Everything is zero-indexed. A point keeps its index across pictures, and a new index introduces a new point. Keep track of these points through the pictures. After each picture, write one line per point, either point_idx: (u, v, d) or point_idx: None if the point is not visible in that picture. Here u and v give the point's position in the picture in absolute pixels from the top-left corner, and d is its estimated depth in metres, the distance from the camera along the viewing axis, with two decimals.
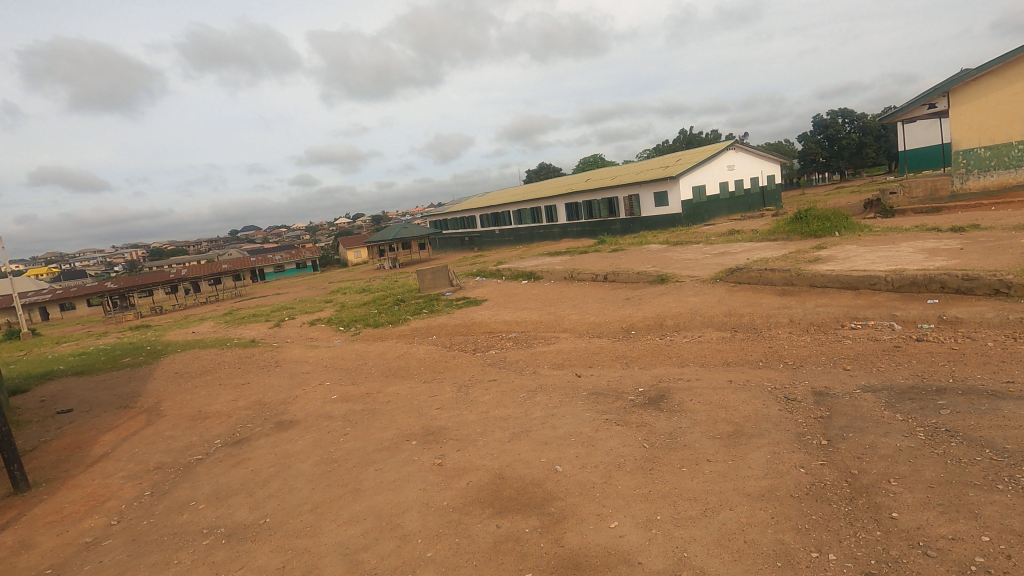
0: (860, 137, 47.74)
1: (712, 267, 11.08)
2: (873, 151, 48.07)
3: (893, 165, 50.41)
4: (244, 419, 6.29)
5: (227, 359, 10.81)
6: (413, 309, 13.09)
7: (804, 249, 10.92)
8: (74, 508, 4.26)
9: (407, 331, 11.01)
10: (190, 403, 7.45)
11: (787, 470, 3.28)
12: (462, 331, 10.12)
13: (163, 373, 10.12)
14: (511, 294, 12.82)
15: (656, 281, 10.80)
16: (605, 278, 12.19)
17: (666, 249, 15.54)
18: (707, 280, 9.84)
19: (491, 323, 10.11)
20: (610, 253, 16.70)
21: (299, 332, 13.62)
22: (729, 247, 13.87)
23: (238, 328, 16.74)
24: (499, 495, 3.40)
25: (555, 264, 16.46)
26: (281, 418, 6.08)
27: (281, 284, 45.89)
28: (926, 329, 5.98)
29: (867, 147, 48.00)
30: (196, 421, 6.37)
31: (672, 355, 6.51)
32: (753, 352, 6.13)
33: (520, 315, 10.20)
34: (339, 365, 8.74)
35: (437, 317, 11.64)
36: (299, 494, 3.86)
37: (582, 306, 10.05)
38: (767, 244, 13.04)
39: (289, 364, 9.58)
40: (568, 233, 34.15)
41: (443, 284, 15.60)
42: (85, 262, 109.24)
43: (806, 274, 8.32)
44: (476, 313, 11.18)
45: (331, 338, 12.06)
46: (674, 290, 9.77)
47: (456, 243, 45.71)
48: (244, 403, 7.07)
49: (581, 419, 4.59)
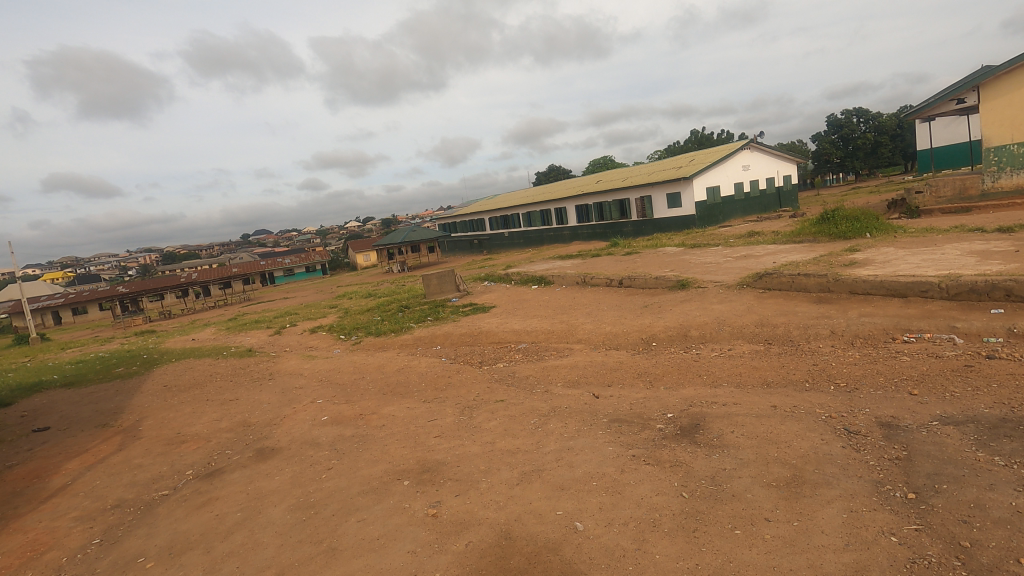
0: (876, 137, 46.65)
1: (736, 271, 10.35)
2: (888, 151, 47.06)
3: (908, 166, 49.42)
4: (223, 445, 5.65)
5: (220, 371, 10.23)
6: (417, 316, 12.46)
7: (835, 253, 10.13)
8: (6, 562, 3.63)
9: (410, 341, 10.35)
10: (171, 423, 6.82)
11: (874, 539, 2.56)
12: (468, 342, 9.44)
13: (151, 386, 9.54)
14: (520, 300, 12.17)
15: (676, 286, 10.06)
16: (620, 283, 11.49)
17: (683, 252, 14.80)
18: (733, 286, 9.09)
19: (499, 333, 9.41)
20: (623, 256, 16.01)
21: (298, 341, 13.04)
22: (752, 250, 13.10)
23: (239, 335, 16.22)
24: (505, 566, 2.71)
25: (566, 267, 15.81)
26: (263, 444, 5.44)
27: (290, 288, 45.71)
28: (995, 344, 5.22)
29: (883, 147, 46.78)
30: (170, 447, 5.75)
31: (701, 372, 5.79)
32: (795, 369, 5.39)
33: (530, 324, 9.50)
34: (335, 380, 8.09)
35: (443, 326, 10.98)
36: (265, 552, 3.20)
37: (597, 314, 9.33)
38: (792, 247, 12.25)
39: (282, 377, 8.97)
40: (578, 235, 33.46)
41: (450, 289, 14.96)
42: (99, 266, 110.07)
43: (845, 279, 7.53)
44: (483, 322, 10.50)
45: (330, 347, 11.44)
46: (697, 297, 9.00)
47: (466, 246, 45.04)
48: (227, 424, 6.43)
49: (602, 455, 3.89)
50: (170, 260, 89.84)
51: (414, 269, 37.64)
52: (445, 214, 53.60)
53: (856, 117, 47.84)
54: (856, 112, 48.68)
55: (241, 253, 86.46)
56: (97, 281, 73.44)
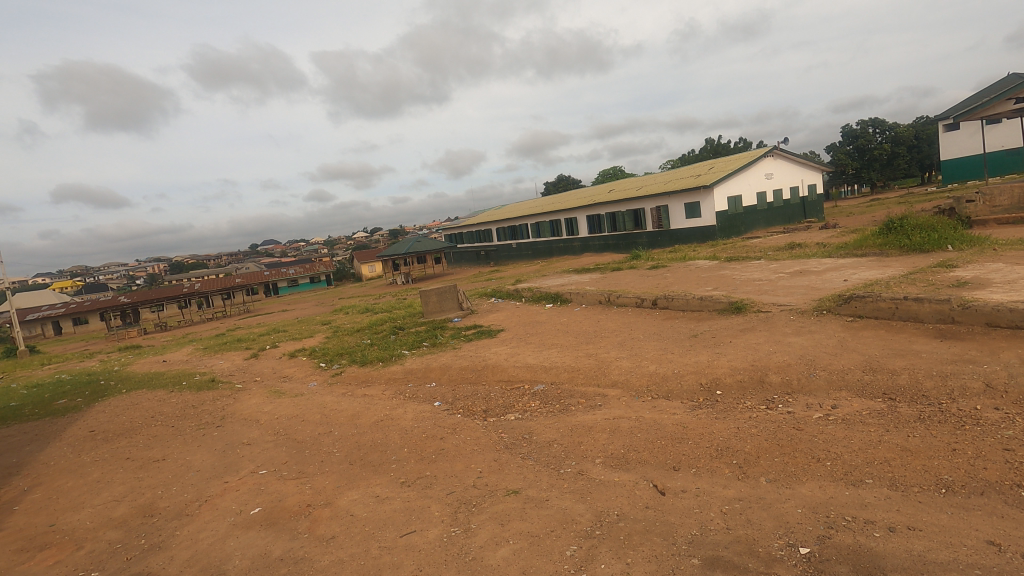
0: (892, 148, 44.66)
1: (800, 292, 8.42)
2: (904, 162, 45.41)
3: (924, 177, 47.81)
4: (95, 559, 3.75)
5: (168, 410, 8.38)
6: (412, 340, 10.58)
7: (924, 270, 8.18)
8: None
9: (400, 375, 8.46)
10: (57, 503, 4.94)
11: None
12: (469, 379, 7.53)
13: (76, 431, 7.70)
14: (534, 322, 10.31)
15: (729, 310, 8.14)
16: (654, 303, 9.58)
17: (719, 266, 12.90)
18: (807, 312, 7.15)
19: (507, 367, 7.51)
20: (649, 271, 14.11)
21: (274, 368, 11.22)
22: (804, 265, 11.17)
23: (216, 357, 14.43)
24: None
25: (584, 282, 13.93)
26: (147, 565, 3.54)
27: (291, 300, 44.20)
28: None
29: (900, 158, 45.13)
30: (19, 559, 3.86)
31: (817, 451, 3.82)
32: (981, 458, 3.40)
33: (548, 357, 7.59)
34: (293, 432, 6.19)
35: (441, 355, 9.07)
36: None
37: (632, 346, 7.41)
38: (856, 262, 10.32)
39: (236, 424, 7.09)
40: (590, 246, 31.65)
41: (452, 308, 13.08)
42: (105, 277, 109.35)
43: (979, 308, 5.51)
44: (489, 351, 8.59)
45: (307, 378, 9.61)
46: (763, 327, 7.05)
47: (473, 258, 43.21)
48: (126, 510, 4.54)
49: None
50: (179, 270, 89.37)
51: (418, 281, 35.98)
52: (449, 225, 51.98)
53: (872, 128, 45.91)
54: (872, 125, 46.63)
55: (248, 263, 85.63)
56: (104, 291, 73.07)
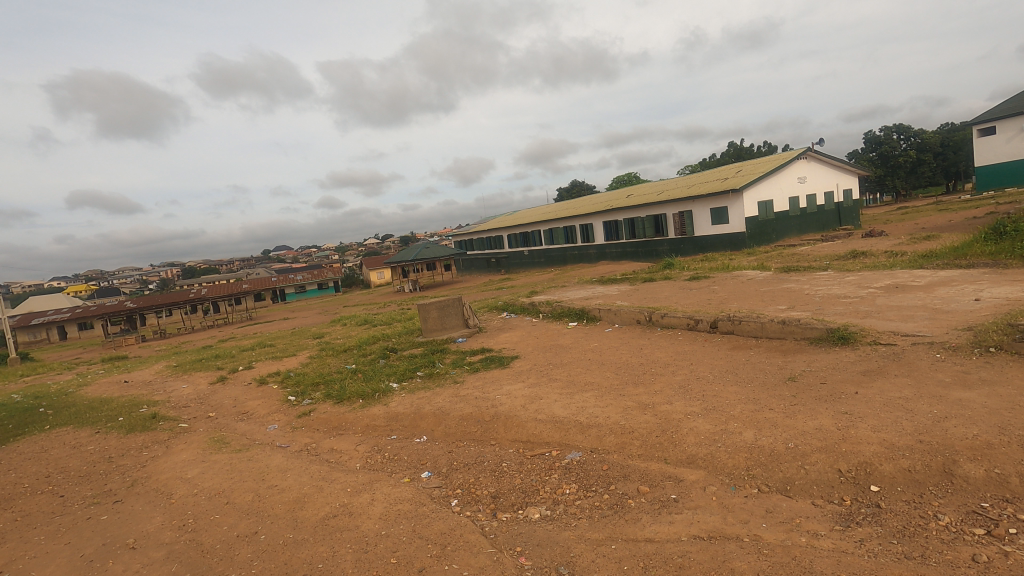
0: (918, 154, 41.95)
1: (920, 316, 6.21)
2: (930, 169, 42.53)
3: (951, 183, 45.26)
4: None
5: (73, 464, 6.31)
6: (405, 367, 8.49)
7: None
8: None
9: (380, 421, 6.36)
10: None
11: None
12: (472, 435, 5.37)
13: None
14: (555, 347, 8.21)
15: (831, 341, 5.93)
16: (714, 326, 7.43)
17: (776, 278, 10.72)
18: (962, 351, 4.92)
19: (525, 421, 5.34)
20: (689, 282, 11.96)
21: (237, 399, 9.10)
22: (891, 278, 8.96)
23: (181, 379, 12.33)
24: None
25: (612, 295, 11.79)
26: None
27: (295, 307, 42.46)
28: None
29: (924, 166, 42.34)
30: None
31: None
32: None
33: (582, 405, 5.44)
34: (205, 528, 4.08)
35: (437, 392, 6.95)
36: None
37: (703, 392, 5.25)
38: (963, 276, 8.10)
39: (140, 498, 5.00)
40: (607, 254, 29.53)
41: (454, 326, 11.00)
42: (120, 280, 109.21)
43: None
44: (499, 391, 6.42)
45: (267, 418, 7.52)
46: (898, 370, 4.86)
47: (483, 265, 41.39)
48: None
49: None
50: (192, 274, 88.78)
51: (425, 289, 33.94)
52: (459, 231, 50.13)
53: (896, 133, 43.28)
54: (896, 129, 44.19)
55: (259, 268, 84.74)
56: (114, 295, 72.14)
